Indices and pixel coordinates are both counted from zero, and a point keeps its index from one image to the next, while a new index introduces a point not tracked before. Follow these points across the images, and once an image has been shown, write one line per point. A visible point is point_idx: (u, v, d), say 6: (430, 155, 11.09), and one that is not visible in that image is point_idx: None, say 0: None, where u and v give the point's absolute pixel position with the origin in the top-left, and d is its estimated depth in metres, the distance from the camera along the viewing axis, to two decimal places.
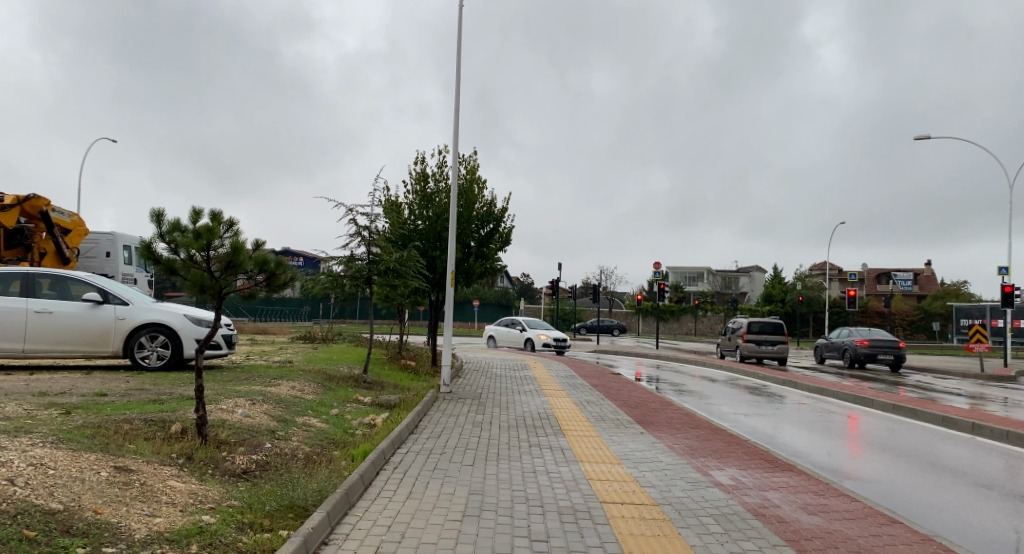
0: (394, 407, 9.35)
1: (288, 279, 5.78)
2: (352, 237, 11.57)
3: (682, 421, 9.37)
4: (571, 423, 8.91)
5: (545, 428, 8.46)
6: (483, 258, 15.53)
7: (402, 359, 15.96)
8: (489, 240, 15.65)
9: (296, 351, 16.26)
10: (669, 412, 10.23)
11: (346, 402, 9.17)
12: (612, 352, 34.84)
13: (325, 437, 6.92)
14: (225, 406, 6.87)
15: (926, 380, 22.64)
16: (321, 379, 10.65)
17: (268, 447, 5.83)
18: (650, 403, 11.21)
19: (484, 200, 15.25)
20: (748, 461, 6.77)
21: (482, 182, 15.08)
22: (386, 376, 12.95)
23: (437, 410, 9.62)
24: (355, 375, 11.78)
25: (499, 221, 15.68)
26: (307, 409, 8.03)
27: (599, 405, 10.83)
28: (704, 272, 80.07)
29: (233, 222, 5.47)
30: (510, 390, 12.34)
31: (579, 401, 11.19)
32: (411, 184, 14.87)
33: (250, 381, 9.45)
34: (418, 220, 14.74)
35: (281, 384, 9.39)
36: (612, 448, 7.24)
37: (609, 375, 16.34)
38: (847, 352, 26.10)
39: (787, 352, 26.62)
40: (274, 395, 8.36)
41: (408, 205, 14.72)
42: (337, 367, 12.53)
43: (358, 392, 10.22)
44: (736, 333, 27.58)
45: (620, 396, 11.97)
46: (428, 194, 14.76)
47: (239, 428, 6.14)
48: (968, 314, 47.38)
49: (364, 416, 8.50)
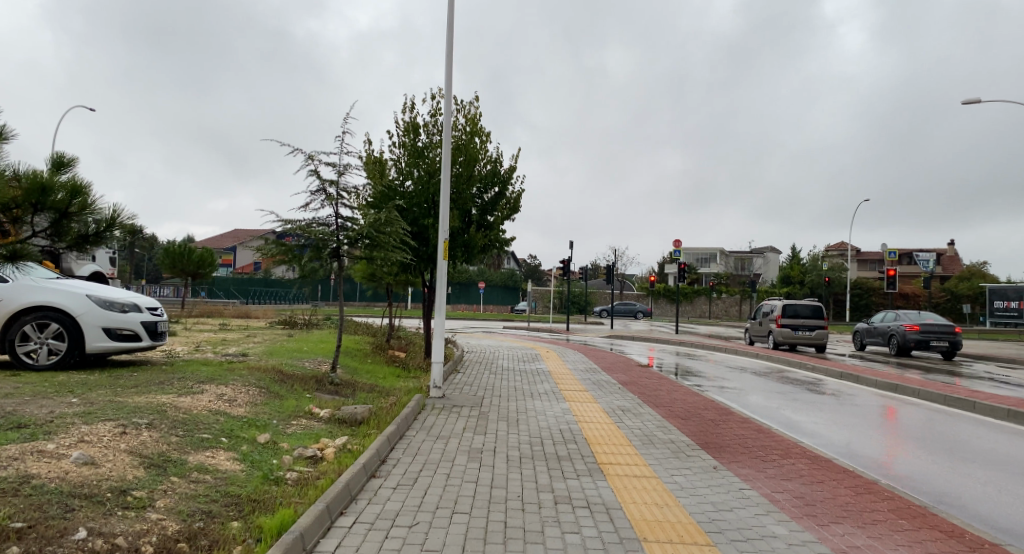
0: (361, 425, 6.68)
1: (92, 224, 5.20)
2: (314, 195, 8.74)
3: (759, 445, 6.74)
4: (611, 451, 6.23)
5: (576, 463, 5.78)
6: (485, 229, 12.79)
7: (388, 350, 13.29)
8: (494, 207, 12.93)
9: (264, 340, 13.62)
10: (738, 429, 7.53)
11: (290, 420, 6.50)
12: (626, 337, 32.23)
13: (227, 492, 4.25)
14: (61, 443, 4.21)
15: (993, 371, 19.82)
16: (267, 381, 7.99)
17: (80, 538, 3.13)
18: (704, 412, 8.55)
19: (490, 156, 12.47)
20: (919, 538, 4.09)
21: (486, 134, 12.25)
22: (365, 375, 10.26)
23: (420, 428, 6.93)
24: (319, 374, 9.12)
25: (506, 183, 12.94)
26: (219, 437, 5.37)
27: (642, 417, 8.16)
28: (717, 253, 77.05)
29: (1, 153, 4.93)
30: (519, 392, 9.70)
31: (611, 410, 8.50)
32: (397, 136, 12.09)
33: (161, 386, 6.85)
34: (407, 181, 12.00)
35: (203, 391, 6.77)
36: (687, 510, 4.57)
37: (638, 369, 13.65)
38: (895, 338, 23.28)
39: (827, 339, 23.81)
40: (176, 414, 5.69)
41: (395, 162, 12.02)
42: (302, 363, 9.84)
43: (317, 401, 7.57)
44: (770, 317, 24.73)
45: (664, 402, 9.28)
46: (418, 148, 12.00)
47: (49, 493, 3.49)
48: (1003, 296, 44.24)
49: (308, 442, 5.82)
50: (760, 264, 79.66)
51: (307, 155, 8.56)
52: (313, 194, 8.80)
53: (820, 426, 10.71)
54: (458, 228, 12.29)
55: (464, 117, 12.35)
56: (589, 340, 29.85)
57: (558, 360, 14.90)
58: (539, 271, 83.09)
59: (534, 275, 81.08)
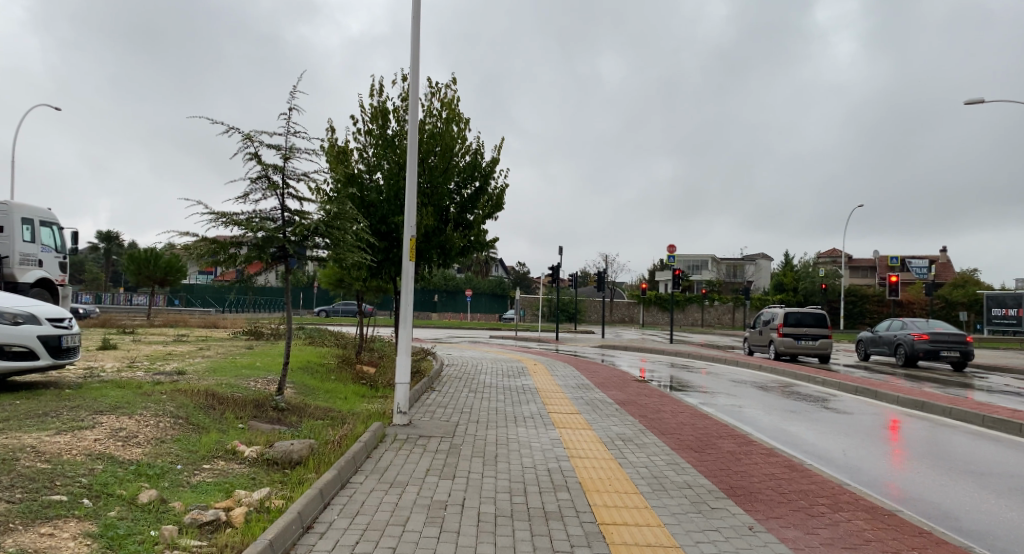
0: (296, 471, 5.24)
1: None
2: (254, 183, 7.35)
3: (796, 490, 5.34)
4: (613, 504, 4.84)
5: (568, 525, 4.39)
6: (465, 228, 11.42)
7: (357, 365, 11.83)
8: (473, 203, 11.55)
9: (217, 354, 12.10)
10: (764, 465, 6.18)
11: (201, 464, 5.04)
12: (619, 347, 30.90)
13: None
14: None
15: (1009, 384, 18.66)
16: (191, 408, 6.52)
17: None
18: (718, 442, 7.18)
19: (469, 146, 11.07)
20: None
21: (465, 121, 10.86)
22: (322, 397, 8.76)
23: (372, 470, 5.49)
24: (263, 397, 7.67)
25: (488, 177, 11.59)
26: (77, 497, 3.85)
27: (647, 449, 6.77)
28: (708, 260, 76.28)
29: None
30: (501, 416, 8.29)
31: (610, 440, 7.13)
32: (364, 124, 10.73)
33: (40, 418, 5.35)
34: (375, 174, 10.63)
35: (96, 426, 5.31)
36: None
37: (636, 384, 12.30)
38: (901, 347, 22.12)
39: (830, 349, 22.60)
40: (31, 461, 4.20)
41: (362, 151, 10.65)
42: (246, 384, 8.33)
43: (248, 434, 6.10)
44: (770, 326, 23.49)
45: (671, 428, 7.92)
46: (388, 137, 10.64)
47: None
48: (1000, 303, 43.35)
49: (213, 499, 4.34)
50: (751, 271, 78.82)
51: (244, 135, 7.16)
52: (253, 181, 7.37)
53: (842, 447, 9.41)
54: (434, 226, 10.91)
55: (440, 102, 10.96)
56: (579, 350, 28.45)
57: (547, 375, 13.44)
58: (528, 278, 81.83)
59: (525, 281, 79.78)
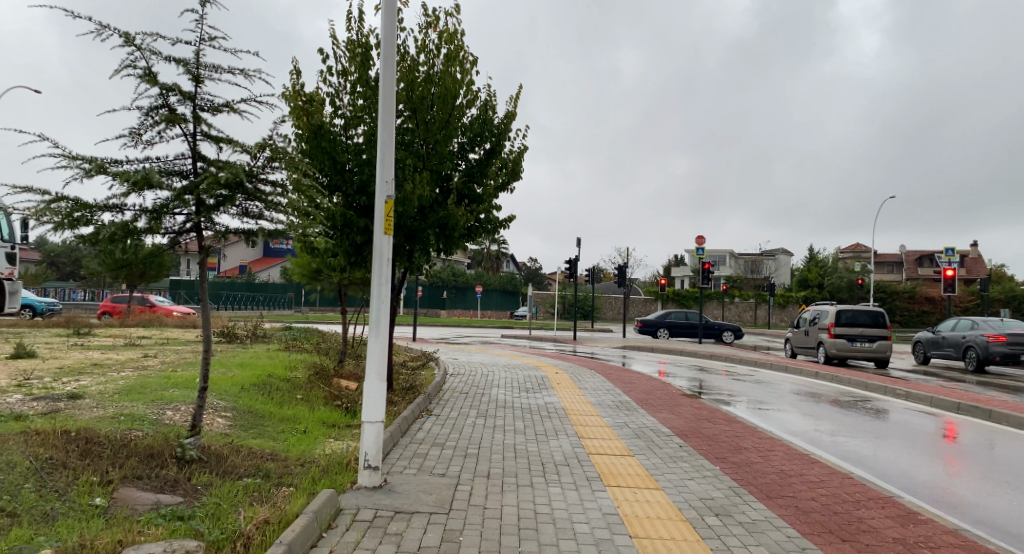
0: None
1: None
2: (145, 117, 4.86)
3: None
4: None
5: None
6: (472, 201, 8.85)
7: (334, 378, 9.29)
8: (483, 172, 8.98)
9: (160, 364, 9.59)
10: None
11: None
12: (642, 347, 28.32)
13: None
14: None
15: None
16: (22, 466, 4.00)
17: None
18: (866, 519, 4.54)
19: (477, 93, 8.50)
20: None
21: (472, 59, 8.26)
22: (268, 432, 6.24)
23: None
24: (167, 439, 5.14)
25: (502, 136, 9.01)
26: None
27: (766, 537, 4.14)
28: (727, 255, 73.48)
29: None
30: (525, 465, 5.68)
31: (699, 516, 4.48)
32: (339, 66, 8.19)
33: None
34: (353, 131, 8.10)
35: None
36: None
37: (690, 403, 9.67)
38: (972, 350, 19.29)
39: (887, 352, 19.84)
40: None
41: (336, 98, 8.07)
42: (155, 416, 5.81)
43: (91, 523, 3.55)
44: (819, 326, 20.76)
45: (778, 488, 5.26)
46: (369, 81, 8.08)
47: None
48: None
49: None
50: (772, 266, 75.81)
51: (125, 37, 4.68)
52: (144, 113, 4.86)
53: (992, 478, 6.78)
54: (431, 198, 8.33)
55: (440, 34, 8.32)
56: (599, 351, 25.83)
57: (573, 390, 10.81)
58: (541, 274, 79.36)
59: (535, 277, 76.87)
